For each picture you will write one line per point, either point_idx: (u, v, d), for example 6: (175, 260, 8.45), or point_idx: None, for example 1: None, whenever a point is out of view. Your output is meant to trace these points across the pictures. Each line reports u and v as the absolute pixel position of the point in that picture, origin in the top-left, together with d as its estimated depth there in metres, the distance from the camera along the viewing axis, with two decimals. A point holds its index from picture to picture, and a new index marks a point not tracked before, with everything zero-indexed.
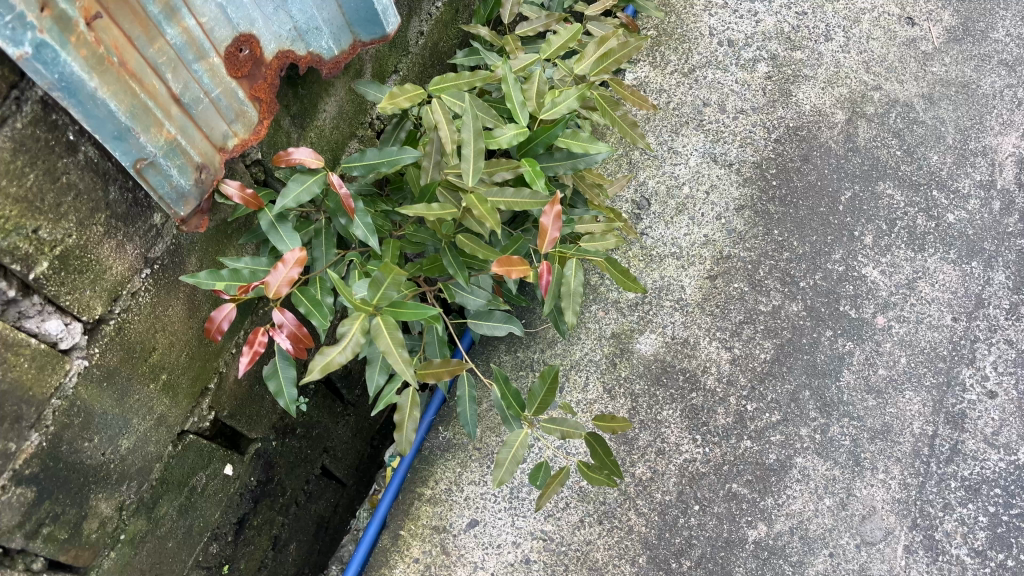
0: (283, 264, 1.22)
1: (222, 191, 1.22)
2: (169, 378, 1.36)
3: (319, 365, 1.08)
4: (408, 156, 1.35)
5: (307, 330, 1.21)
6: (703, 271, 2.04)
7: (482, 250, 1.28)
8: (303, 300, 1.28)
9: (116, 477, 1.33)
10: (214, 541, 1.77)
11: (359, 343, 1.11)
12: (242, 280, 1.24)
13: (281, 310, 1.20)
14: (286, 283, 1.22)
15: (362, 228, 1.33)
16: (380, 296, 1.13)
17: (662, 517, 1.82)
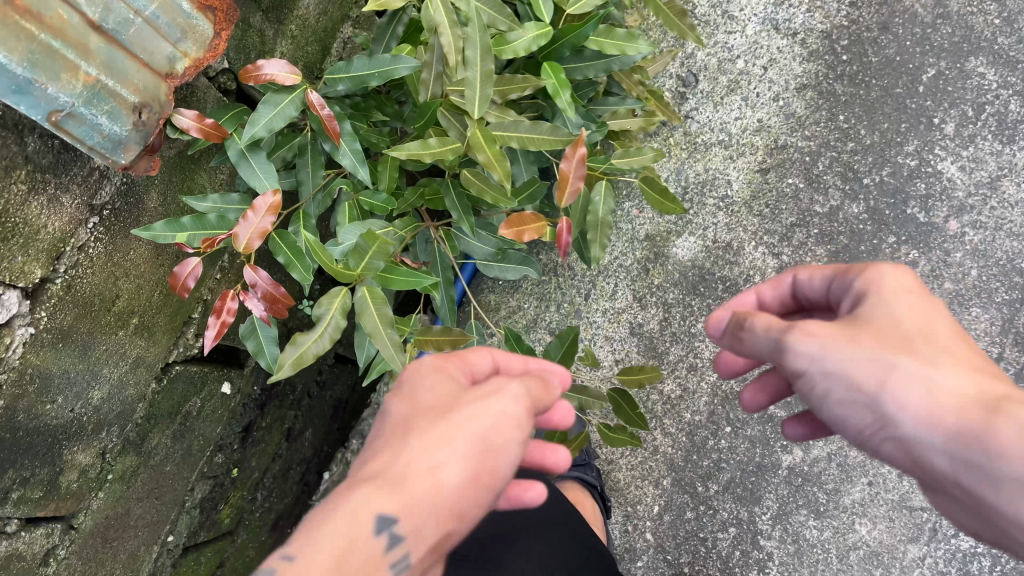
0: (253, 212, 1.04)
1: (176, 123, 1.01)
2: (143, 320, 1.22)
3: (291, 360, 0.92)
4: (404, 68, 1.09)
5: (285, 291, 1.05)
6: (754, 163, 1.80)
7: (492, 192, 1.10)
8: (282, 247, 1.10)
9: (91, 427, 1.23)
10: (220, 452, 1.70)
11: (340, 327, 0.96)
12: (209, 229, 1.07)
13: (253, 268, 1.03)
14: (257, 236, 1.05)
15: (350, 156, 1.15)
16: (364, 266, 0.96)
17: (689, 439, 1.70)
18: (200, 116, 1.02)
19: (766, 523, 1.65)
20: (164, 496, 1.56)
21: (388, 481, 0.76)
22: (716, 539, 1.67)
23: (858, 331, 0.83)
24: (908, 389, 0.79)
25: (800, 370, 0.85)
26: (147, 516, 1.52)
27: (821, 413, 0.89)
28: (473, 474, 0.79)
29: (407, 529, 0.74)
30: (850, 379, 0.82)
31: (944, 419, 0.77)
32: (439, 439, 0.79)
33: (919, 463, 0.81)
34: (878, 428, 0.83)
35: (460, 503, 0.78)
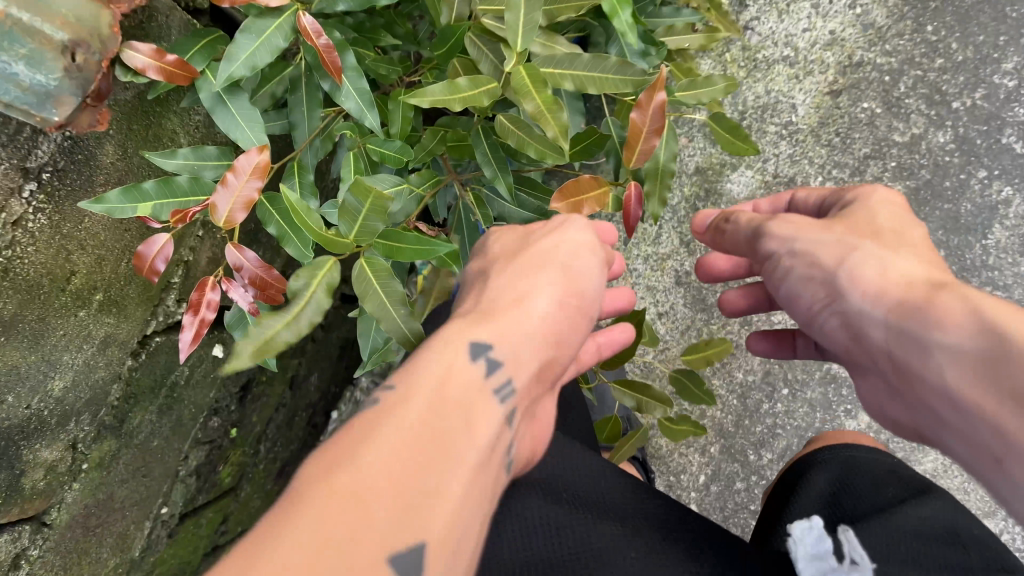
0: (234, 175, 0.84)
1: (126, 62, 0.77)
2: (110, 295, 1.01)
3: (256, 344, 0.78)
4: None
5: (278, 274, 0.87)
6: (824, 84, 1.54)
7: (535, 144, 0.98)
8: (273, 216, 0.94)
9: (56, 420, 1.04)
10: (215, 416, 1.52)
11: (322, 309, 0.84)
12: (179, 196, 0.88)
13: (237, 249, 0.85)
14: (242, 206, 0.86)
15: (354, 97, 0.92)
16: (359, 226, 0.85)
17: (741, 402, 1.50)
18: (160, 51, 0.78)
19: None
20: (154, 472, 1.38)
21: (482, 316, 0.88)
22: None
23: (845, 228, 1.02)
24: (864, 267, 0.95)
25: (778, 253, 1.06)
26: (134, 496, 1.35)
27: (790, 295, 1.08)
28: (560, 299, 0.93)
29: (503, 355, 0.83)
30: (814, 257, 1.01)
31: (886, 295, 0.91)
32: (523, 274, 0.95)
33: (859, 332, 0.96)
34: (826, 303, 1.00)
35: (552, 327, 0.91)
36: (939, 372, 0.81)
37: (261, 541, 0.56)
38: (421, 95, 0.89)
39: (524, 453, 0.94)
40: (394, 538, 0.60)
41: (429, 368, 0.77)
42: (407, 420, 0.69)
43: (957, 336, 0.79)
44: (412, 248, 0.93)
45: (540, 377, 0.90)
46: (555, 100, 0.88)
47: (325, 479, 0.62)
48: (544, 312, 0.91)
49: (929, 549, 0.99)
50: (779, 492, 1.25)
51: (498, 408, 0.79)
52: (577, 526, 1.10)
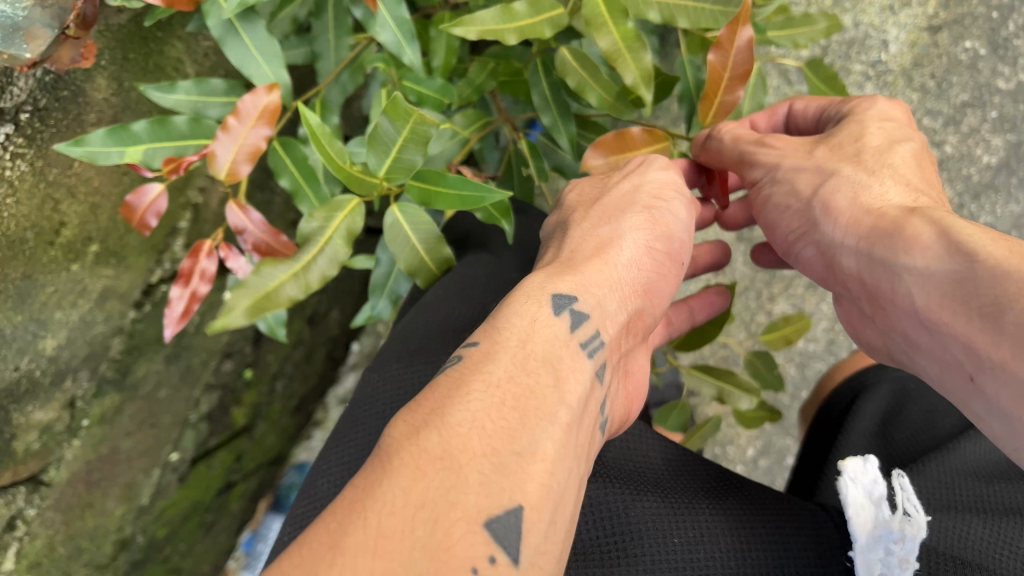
0: (238, 121, 0.72)
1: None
2: (108, 245, 0.88)
3: (251, 296, 0.76)
4: None
5: (286, 241, 0.82)
6: (922, 19, 1.34)
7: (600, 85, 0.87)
8: (287, 165, 0.87)
9: (50, 380, 0.92)
10: (229, 358, 1.41)
11: (339, 255, 0.80)
12: (176, 140, 0.75)
13: (241, 208, 0.81)
14: (247, 156, 0.73)
15: (390, 28, 0.81)
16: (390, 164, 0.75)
17: (800, 372, 1.38)
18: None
19: None
20: (161, 420, 1.28)
21: (563, 267, 0.78)
22: None
23: (814, 145, 0.88)
24: (838, 195, 0.82)
25: (756, 181, 0.91)
26: (142, 444, 1.26)
27: (762, 224, 0.94)
28: (648, 244, 0.82)
29: (588, 306, 0.74)
30: (791, 184, 0.87)
31: (859, 222, 0.78)
32: (602, 220, 0.84)
33: (832, 267, 0.83)
34: (800, 234, 0.87)
35: (642, 275, 0.80)
36: (908, 298, 0.71)
37: (349, 510, 0.50)
38: (469, 22, 0.75)
39: (622, 412, 0.80)
40: (489, 499, 0.53)
41: (510, 324, 0.68)
42: (495, 379, 0.62)
43: (926, 261, 0.69)
44: (454, 194, 0.80)
45: (631, 329, 0.80)
46: (636, 37, 0.80)
47: (411, 440, 0.54)
48: (628, 259, 0.80)
49: (989, 488, 0.88)
50: (826, 427, 1.16)
51: (589, 364, 0.69)
52: (615, 501, 0.78)
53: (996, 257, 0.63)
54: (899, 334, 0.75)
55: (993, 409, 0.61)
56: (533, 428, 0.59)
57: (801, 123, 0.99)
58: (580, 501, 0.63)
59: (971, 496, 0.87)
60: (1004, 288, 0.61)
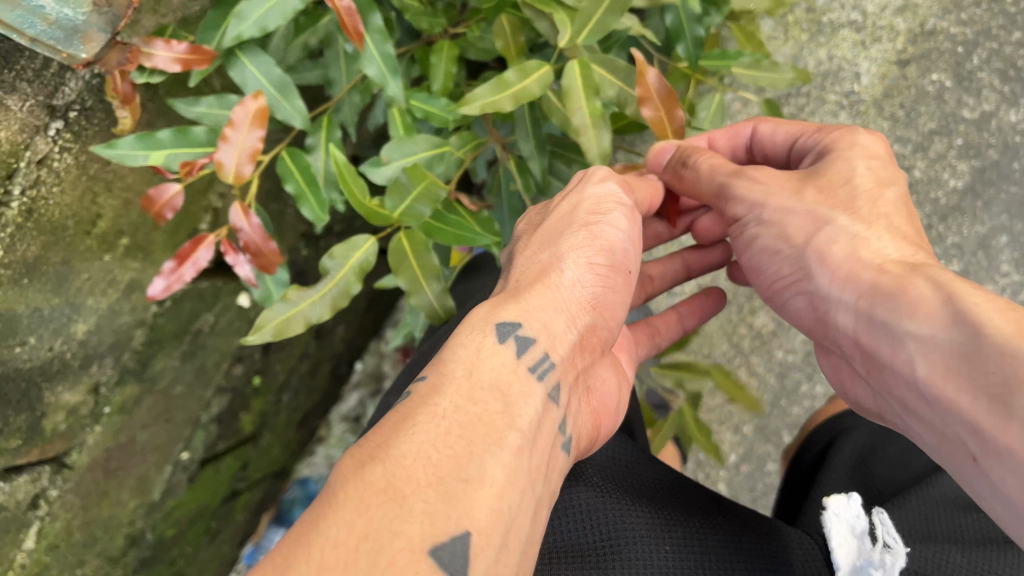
0: (235, 128, 0.79)
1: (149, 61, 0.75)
2: (135, 239, 0.97)
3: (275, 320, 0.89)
4: None
5: (275, 247, 0.88)
6: (891, 53, 1.46)
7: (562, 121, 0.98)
8: (292, 171, 0.92)
9: (78, 364, 1.00)
10: (239, 363, 1.50)
11: (349, 290, 0.92)
12: (196, 148, 0.83)
13: (243, 213, 0.87)
14: (247, 159, 0.80)
15: (377, 62, 0.87)
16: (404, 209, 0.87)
17: (779, 382, 1.46)
18: (170, 41, 0.75)
19: None
20: (175, 417, 1.36)
21: (504, 296, 0.81)
22: None
23: (804, 184, 0.90)
24: (835, 247, 0.84)
25: (740, 217, 0.94)
26: (156, 439, 1.33)
27: (750, 264, 0.97)
28: (589, 261, 0.86)
29: (534, 330, 0.78)
30: (783, 228, 0.89)
31: (853, 282, 0.81)
32: (542, 245, 0.89)
33: (823, 318, 0.87)
34: (790, 282, 0.91)
35: (586, 292, 0.84)
36: (909, 365, 0.72)
37: (292, 550, 0.51)
38: (471, 100, 0.87)
39: (585, 431, 0.84)
40: (434, 528, 0.55)
41: (457, 351, 0.73)
42: (440, 411, 0.65)
43: (930, 327, 0.70)
44: (451, 232, 0.90)
45: (585, 347, 0.84)
46: (601, 115, 0.94)
47: (357, 474, 0.57)
48: (571, 279, 0.84)
49: (965, 517, 0.93)
50: (806, 472, 1.22)
51: (540, 386, 0.73)
52: (612, 511, 0.85)
53: (1005, 332, 0.64)
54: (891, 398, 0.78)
55: (996, 492, 0.63)
56: (482, 455, 0.62)
57: (766, 144, 1.05)
58: (541, 523, 0.65)
59: (949, 528, 0.92)
60: (1014, 371, 0.61)
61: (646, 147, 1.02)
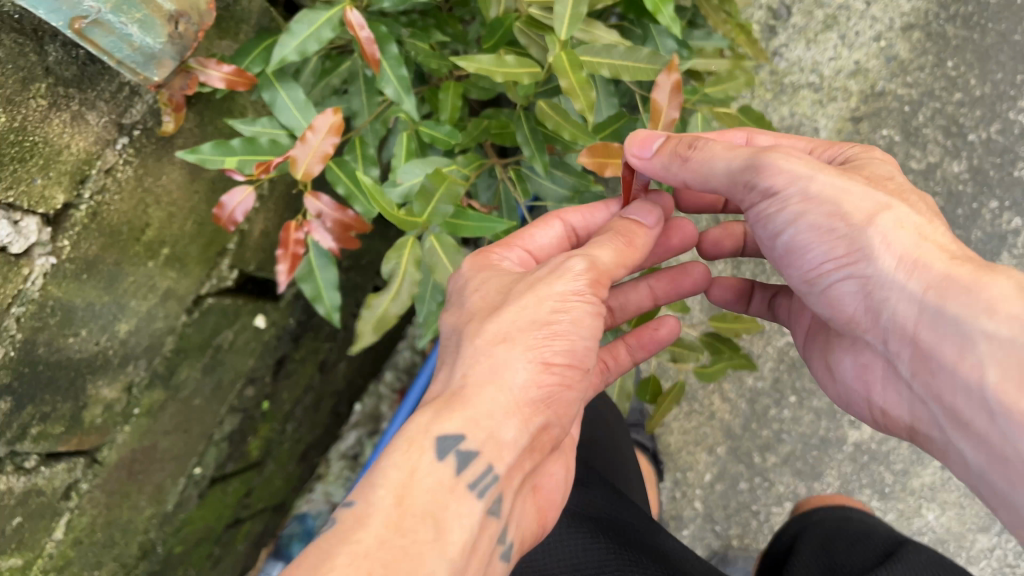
0: (314, 133, 0.94)
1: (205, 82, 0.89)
2: (174, 249, 1.10)
3: (371, 322, 1.04)
4: None
5: (357, 216, 1.01)
6: (846, 110, 1.64)
7: (571, 128, 1.04)
8: (341, 177, 1.04)
9: (117, 361, 1.12)
10: (250, 384, 1.61)
11: (417, 279, 1.03)
12: (261, 155, 0.97)
13: (316, 197, 1.00)
14: (319, 158, 0.95)
15: (394, 84, 1.02)
16: (430, 211, 0.94)
17: (750, 406, 1.58)
18: (221, 63, 0.88)
19: None
20: (192, 429, 1.47)
21: (449, 399, 0.78)
22: (770, 513, 1.57)
23: (854, 182, 0.81)
24: (898, 231, 0.77)
25: (777, 190, 0.82)
26: (174, 449, 1.44)
27: (781, 253, 0.89)
28: (543, 362, 0.79)
29: (478, 441, 0.76)
30: (836, 205, 0.80)
31: (921, 271, 0.75)
32: (495, 340, 0.80)
33: (873, 303, 0.80)
34: (838, 262, 0.82)
35: (538, 396, 0.79)
36: (978, 370, 0.70)
37: None
38: (471, 60, 0.96)
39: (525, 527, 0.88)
40: None
41: (386, 478, 0.72)
42: (362, 549, 0.65)
43: (1007, 327, 0.68)
44: (476, 225, 0.99)
45: (532, 447, 0.82)
46: (589, 80, 0.95)
47: None
48: (524, 382, 0.78)
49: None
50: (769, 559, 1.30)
51: (477, 502, 0.74)
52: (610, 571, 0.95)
53: None
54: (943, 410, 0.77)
55: None
56: None
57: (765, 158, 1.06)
58: None
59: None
60: None
61: (631, 132, 0.91)
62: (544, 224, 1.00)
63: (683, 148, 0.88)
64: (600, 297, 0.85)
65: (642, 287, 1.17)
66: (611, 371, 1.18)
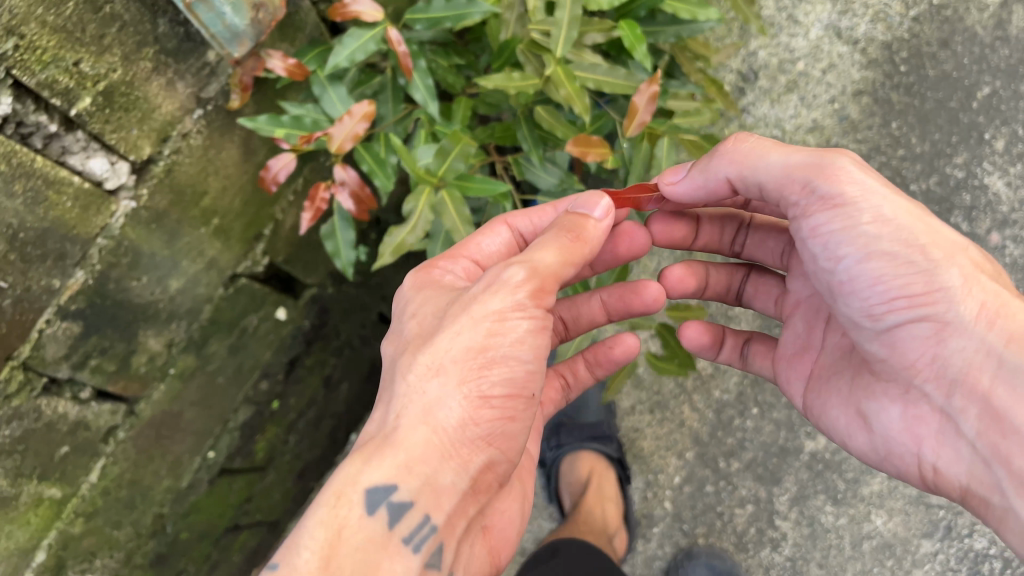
0: (350, 116, 1.14)
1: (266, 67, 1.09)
2: (222, 222, 1.29)
3: (390, 246, 1.18)
4: (476, 11, 1.16)
5: (369, 191, 1.22)
6: None
7: (562, 128, 1.27)
8: (366, 158, 1.25)
9: (165, 315, 1.29)
10: (265, 378, 1.77)
11: (428, 220, 1.19)
12: (304, 130, 1.18)
13: (343, 168, 1.20)
14: (349, 138, 1.15)
15: (421, 91, 1.23)
16: (446, 167, 1.16)
17: (716, 416, 1.74)
18: (285, 56, 1.09)
19: (783, 503, 1.71)
20: (213, 409, 1.62)
21: (377, 446, 0.84)
22: (733, 514, 1.72)
23: (927, 218, 0.89)
24: (975, 280, 0.86)
25: (846, 195, 0.88)
26: (195, 423, 1.59)
27: (838, 285, 0.94)
28: (476, 398, 0.83)
29: (411, 489, 0.82)
30: (910, 235, 0.87)
31: (1002, 321, 0.85)
32: (430, 371, 0.85)
33: (941, 341, 0.88)
34: (913, 296, 0.87)
35: (474, 433, 0.84)
36: None
37: None
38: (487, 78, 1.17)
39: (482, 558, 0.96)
40: None
41: (313, 540, 0.79)
42: None
43: None
44: (480, 187, 1.17)
45: (476, 488, 0.87)
46: (580, 86, 1.18)
47: None
48: (457, 420, 0.83)
49: None
50: None
51: (411, 556, 0.82)
52: None
53: None
54: (1008, 472, 0.83)
55: None
56: None
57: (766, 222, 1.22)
58: None
59: None
60: None
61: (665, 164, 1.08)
62: (490, 231, 1.07)
63: (736, 151, 0.99)
64: (544, 306, 0.86)
65: (596, 304, 1.23)
66: (573, 388, 1.28)
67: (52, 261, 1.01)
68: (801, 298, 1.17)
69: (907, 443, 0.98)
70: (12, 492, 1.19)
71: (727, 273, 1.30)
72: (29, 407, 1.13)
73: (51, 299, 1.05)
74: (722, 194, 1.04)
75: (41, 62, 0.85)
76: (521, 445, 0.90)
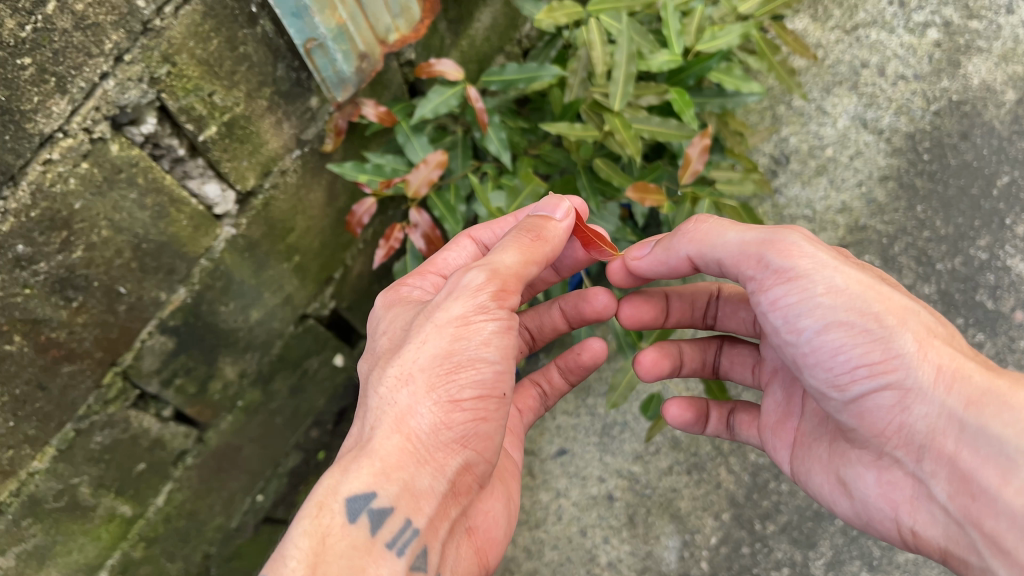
0: (426, 164, 1.25)
1: (360, 114, 1.22)
2: (301, 260, 1.40)
3: None
4: (545, 72, 1.32)
5: (440, 234, 1.34)
6: (834, 238, 1.92)
7: (618, 175, 1.38)
8: (438, 205, 1.37)
9: (242, 345, 1.38)
10: (315, 427, 1.82)
11: None
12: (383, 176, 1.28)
13: (419, 212, 1.32)
14: (426, 183, 1.25)
15: (495, 143, 1.35)
16: (516, 203, 1.31)
17: (752, 479, 1.72)
18: (376, 105, 1.21)
19: (819, 568, 1.65)
20: (269, 448, 1.68)
21: (352, 457, 0.85)
22: None
23: (880, 285, 0.85)
24: (930, 344, 0.82)
25: (796, 267, 0.86)
26: (251, 461, 1.64)
27: (800, 356, 0.89)
28: (439, 404, 0.84)
29: (390, 495, 0.82)
30: (858, 303, 0.83)
31: (959, 383, 0.80)
32: (400, 381, 0.86)
33: (905, 409, 0.83)
34: (870, 366, 0.83)
35: (448, 437, 0.84)
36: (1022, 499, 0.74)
37: None
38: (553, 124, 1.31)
39: (470, 559, 0.98)
40: None
41: (298, 549, 0.78)
42: None
43: None
44: None
45: (457, 489, 0.88)
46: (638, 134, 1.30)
47: None
48: (430, 426, 0.84)
49: None
50: None
51: (396, 560, 0.81)
52: None
53: None
54: (983, 535, 0.79)
55: None
56: None
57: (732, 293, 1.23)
58: None
59: None
60: None
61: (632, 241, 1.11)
62: (455, 245, 1.13)
63: (696, 231, 0.98)
64: (507, 305, 0.89)
65: (554, 315, 1.30)
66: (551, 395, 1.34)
67: (162, 274, 1.12)
68: (778, 367, 1.15)
69: (885, 509, 0.93)
70: (92, 502, 1.24)
71: (700, 347, 1.31)
72: (121, 416, 1.21)
73: (156, 311, 1.15)
74: (682, 271, 1.04)
75: (184, 90, 0.99)
76: (499, 446, 0.92)
